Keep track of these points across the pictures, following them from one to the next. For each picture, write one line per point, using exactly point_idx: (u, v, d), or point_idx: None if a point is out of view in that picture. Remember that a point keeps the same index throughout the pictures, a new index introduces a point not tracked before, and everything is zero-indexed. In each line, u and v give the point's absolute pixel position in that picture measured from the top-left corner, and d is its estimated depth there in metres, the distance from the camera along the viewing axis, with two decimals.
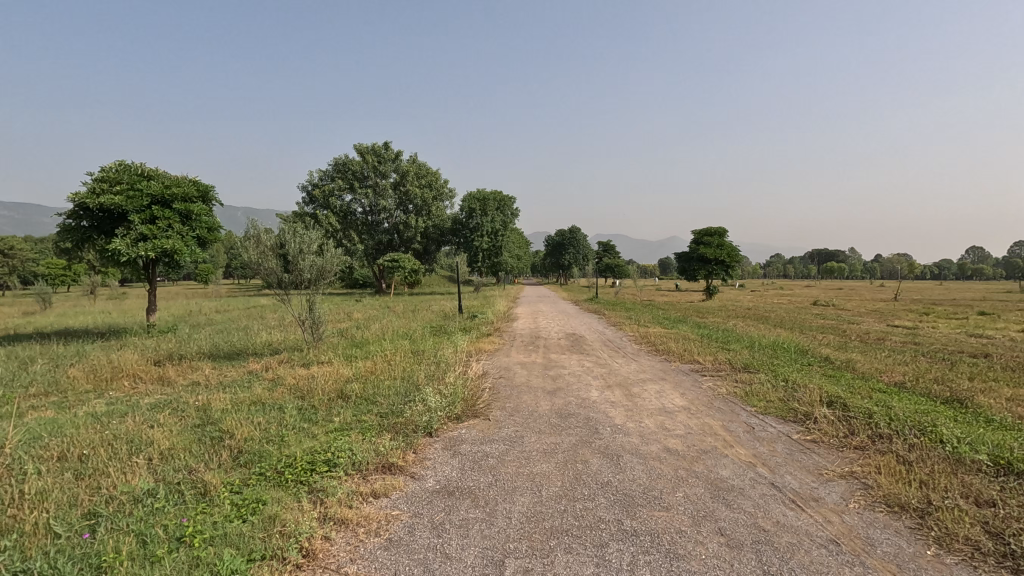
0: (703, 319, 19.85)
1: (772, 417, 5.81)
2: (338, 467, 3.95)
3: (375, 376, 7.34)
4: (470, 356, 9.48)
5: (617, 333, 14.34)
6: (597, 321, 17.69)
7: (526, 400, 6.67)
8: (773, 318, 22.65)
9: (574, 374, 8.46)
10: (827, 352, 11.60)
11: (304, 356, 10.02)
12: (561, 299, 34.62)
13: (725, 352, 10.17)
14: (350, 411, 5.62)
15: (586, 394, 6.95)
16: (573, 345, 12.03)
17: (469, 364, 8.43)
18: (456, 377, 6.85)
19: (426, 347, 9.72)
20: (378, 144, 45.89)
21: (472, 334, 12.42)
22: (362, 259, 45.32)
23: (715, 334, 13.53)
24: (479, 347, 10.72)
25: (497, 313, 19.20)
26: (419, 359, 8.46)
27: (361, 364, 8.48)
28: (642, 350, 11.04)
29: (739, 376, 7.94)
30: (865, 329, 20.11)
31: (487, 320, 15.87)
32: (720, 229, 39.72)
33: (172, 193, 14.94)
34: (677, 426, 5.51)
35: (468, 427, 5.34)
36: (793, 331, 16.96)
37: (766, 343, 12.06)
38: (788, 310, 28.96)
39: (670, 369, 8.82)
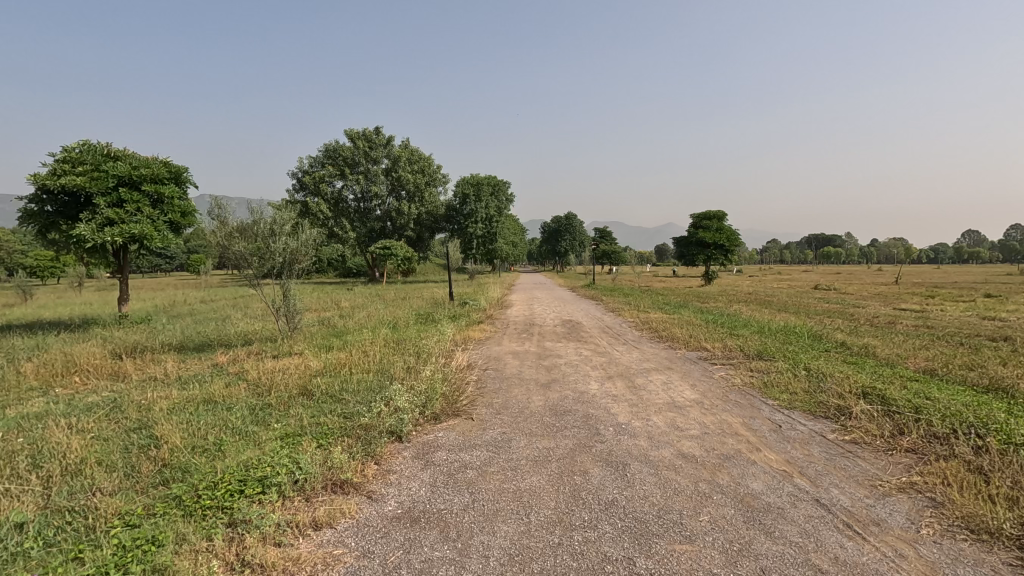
0: (704, 304, 19.12)
1: (800, 413, 5.02)
2: (275, 488, 3.14)
3: (348, 370, 6.51)
4: (458, 346, 8.68)
5: (616, 319, 13.53)
6: (595, 307, 16.92)
7: (516, 394, 5.88)
8: (776, 303, 21.95)
9: (571, 363, 7.66)
10: (841, 337, 10.88)
11: (276, 348, 9.17)
12: (557, 285, 33.87)
13: (734, 337, 9.41)
14: (309, 412, 4.80)
15: (584, 387, 6.16)
16: (570, 332, 11.26)
17: (455, 354, 7.64)
18: (436, 370, 6.03)
19: (410, 336, 8.90)
20: (368, 129, 44.65)
21: (462, 322, 11.61)
22: (354, 247, 44.30)
23: (720, 319, 12.77)
24: (467, 336, 9.92)
25: (490, 300, 18.39)
26: (399, 350, 7.64)
27: (336, 355, 7.66)
28: (643, 337, 10.28)
29: (753, 364, 7.18)
30: (871, 312, 19.42)
31: (479, 307, 15.08)
32: (719, 213, 38.95)
33: (141, 174, 14.00)
34: (691, 425, 4.72)
35: (446, 430, 4.53)
36: (800, 316, 16.24)
37: (776, 327, 11.31)
38: (790, 295, 28.25)
39: (676, 357, 8.04)
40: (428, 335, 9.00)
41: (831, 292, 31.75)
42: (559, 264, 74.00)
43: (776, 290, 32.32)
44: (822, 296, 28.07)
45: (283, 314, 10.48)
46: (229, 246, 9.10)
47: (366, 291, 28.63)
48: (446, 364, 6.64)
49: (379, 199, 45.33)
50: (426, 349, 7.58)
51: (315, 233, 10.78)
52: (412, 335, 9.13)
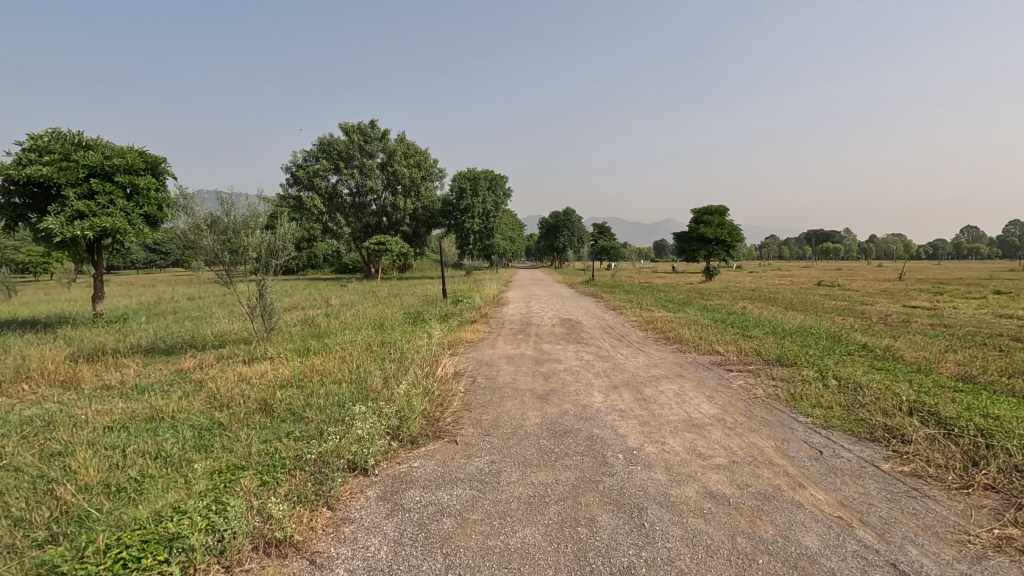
0: (708, 301, 18.39)
1: (841, 435, 4.28)
2: (184, 556, 2.37)
3: (319, 380, 5.74)
4: (447, 350, 7.92)
5: (618, 318, 12.79)
6: (595, 305, 16.16)
7: (508, 409, 5.12)
8: (781, 300, 21.22)
9: (571, 370, 6.90)
10: (859, 338, 10.15)
11: (249, 352, 8.38)
12: (556, 282, 33.14)
13: (747, 339, 8.67)
14: (262, 436, 4.04)
15: (587, 400, 5.41)
16: (569, 333, 10.49)
17: (443, 359, 6.87)
18: (418, 382, 5.27)
19: (395, 338, 8.13)
20: (364, 123, 43.73)
21: (453, 322, 10.84)
22: (349, 243, 43.39)
23: (729, 318, 12.06)
24: (459, 338, 9.15)
25: (485, 297, 17.60)
26: (380, 355, 6.87)
27: (310, 361, 6.89)
28: (648, 338, 9.53)
29: (774, 371, 6.44)
30: (880, 309, 18.75)
31: (473, 306, 14.33)
32: (720, 208, 38.25)
33: (113, 164, 13.14)
34: (715, 452, 3.97)
35: (423, 460, 3.77)
36: (810, 314, 15.51)
37: (790, 327, 10.59)
38: (794, 291, 27.54)
39: (687, 362, 7.29)
40: (416, 337, 8.25)
41: (834, 288, 30.92)
42: (557, 261, 73.20)
43: (778, 287, 31.60)
44: (827, 292, 27.39)
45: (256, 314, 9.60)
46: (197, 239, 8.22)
47: (358, 288, 27.82)
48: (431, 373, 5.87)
49: (374, 194, 44.45)
50: (412, 355, 6.80)
51: (294, 225, 9.94)
52: (398, 338, 8.35)
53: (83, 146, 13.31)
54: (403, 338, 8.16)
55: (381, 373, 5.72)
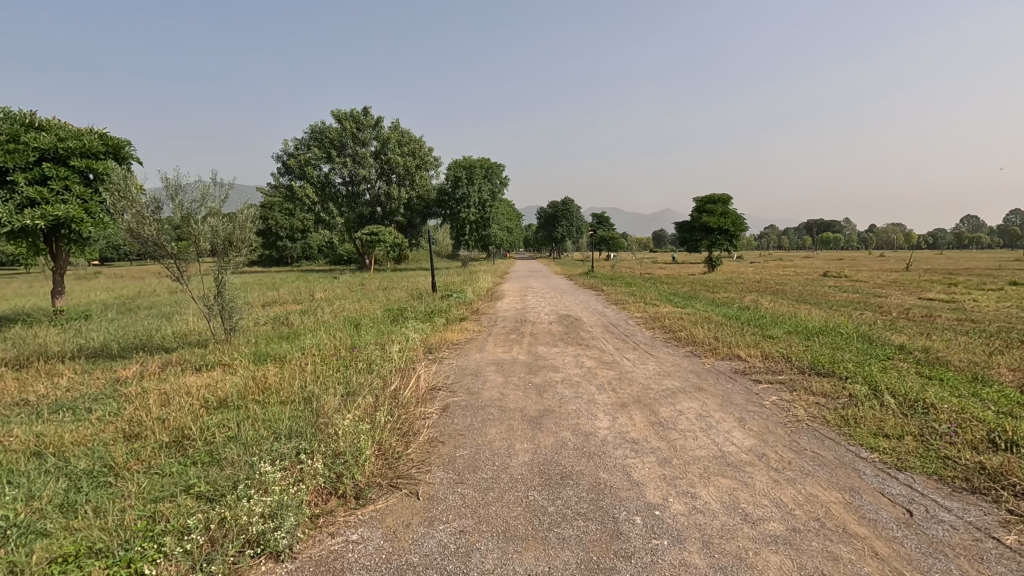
0: (715, 295, 17.33)
1: (926, 482, 3.25)
2: None
3: (261, 401, 4.67)
4: (426, 356, 6.86)
5: (621, 314, 11.72)
6: (596, 299, 15.09)
7: (491, 440, 4.06)
8: (790, 293, 20.18)
9: (570, 381, 5.83)
10: (890, 337, 9.12)
11: (201, 358, 7.30)
12: (554, 274, 32.05)
13: (769, 341, 7.63)
14: (155, 492, 2.99)
15: (589, 425, 4.36)
16: (568, 332, 9.42)
17: (418, 369, 5.81)
18: (379, 407, 4.21)
19: (367, 342, 7.06)
20: (356, 110, 42.43)
21: (439, 320, 9.75)
22: (342, 234, 42.12)
23: (742, 314, 11.02)
24: (443, 340, 8.08)
25: (478, 291, 16.52)
26: (343, 365, 5.79)
27: (262, 372, 5.81)
28: (655, 339, 8.47)
29: (812, 384, 5.40)
30: (896, 302, 17.73)
31: (463, 301, 13.26)
32: (724, 196, 37.17)
33: (69, 147, 12.00)
34: (766, 513, 2.92)
35: (366, 532, 2.73)
36: (826, 309, 14.48)
37: (812, 326, 9.56)
38: (802, 283, 26.52)
39: (705, 371, 6.25)
40: (390, 341, 7.18)
41: (842, 279, 29.84)
42: (556, 251, 72.04)
43: (784, 278, 30.47)
44: (835, 284, 26.37)
45: (211, 313, 8.44)
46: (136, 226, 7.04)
47: (349, 281, 26.67)
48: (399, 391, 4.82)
49: (367, 183, 43.20)
50: (381, 365, 5.74)
51: (258, 213, 8.75)
52: (369, 340, 7.27)
53: (36, 128, 12.15)
54: (375, 341, 7.10)
55: (337, 392, 4.66)
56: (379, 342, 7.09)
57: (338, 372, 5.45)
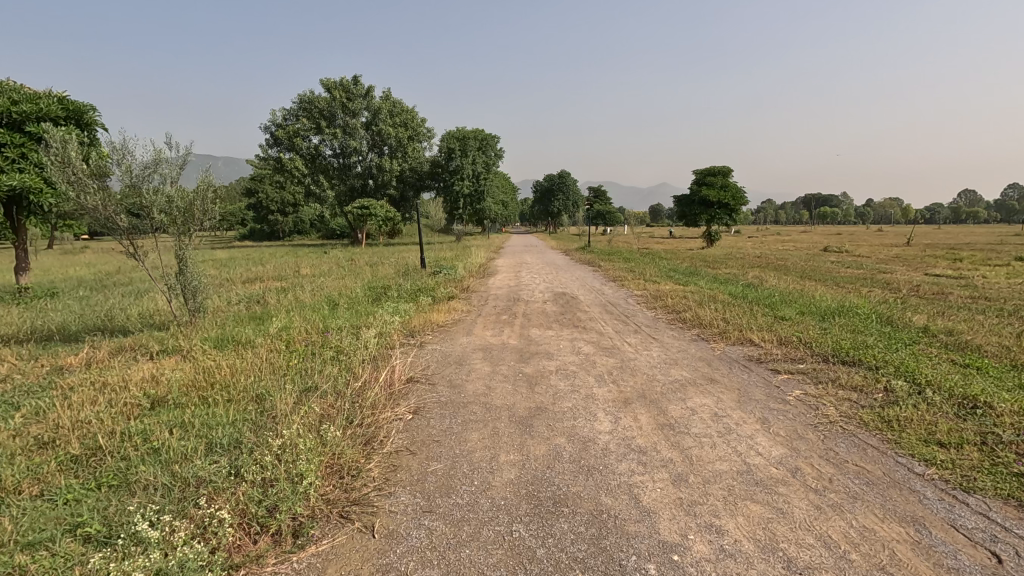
0: (716, 271, 16.71)
1: (1005, 509, 2.62)
2: None
3: (205, 400, 3.99)
4: (407, 342, 6.20)
5: (619, 292, 11.08)
6: (593, 276, 14.43)
7: (471, 448, 3.42)
8: (793, 269, 19.61)
9: (565, 371, 5.20)
10: (908, 317, 8.54)
11: (158, 343, 6.60)
12: (550, 249, 31.38)
13: (783, 324, 7.01)
14: (32, 532, 2.32)
15: (588, 429, 3.71)
16: (563, 312, 8.78)
17: (394, 358, 5.15)
18: (339, 412, 3.55)
19: (341, 325, 6.40)
20: (346, 78, 40.91)
21: (425, 299, 9.08)
22: (333, 207, 41.05)
23: (749, 292, 10.41)
24: (427, 322, 7.43)
25: (470, 267, 15.84)
26: (309, 354, 5.13)
27: (217, 361, 5.13)
28: (657, 321, 7.84)
29: (839, 376, 4.77)
30: (903, 279, 17.20)
31: (454, 278, 12.58)
32: (724, 169, 36.34)
33: (24, 111, 11.07)
34: (814, 556, 2.29)
35: None
36: (833, 286, 13.89)
37: (824, 305, 8.96)
38: (803, 258, 25.98)
39: (715, 359, 5.62)
40: (366, 324, 6.50)
41: (844, 255, 29.27)
42: (552, 226, 71.16)
43: (785, 253, 29.89)
44: (837, 259, 25.85)
45: (172, 291, 7.68)
46: (75, 194, 6.23)
47: (339, 256, 25.89)
48: (367, 388, 4.16)
49: (358, 155, 41.95)
50: (351, 354, 5.07)
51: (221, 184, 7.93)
52: (343, 324, 6.59)
53: None
54: (349, 325, 6.42)
55: (294, 390, 3.99)
56: (354, 326, 6.42)
57: (300, 363, 4.77)
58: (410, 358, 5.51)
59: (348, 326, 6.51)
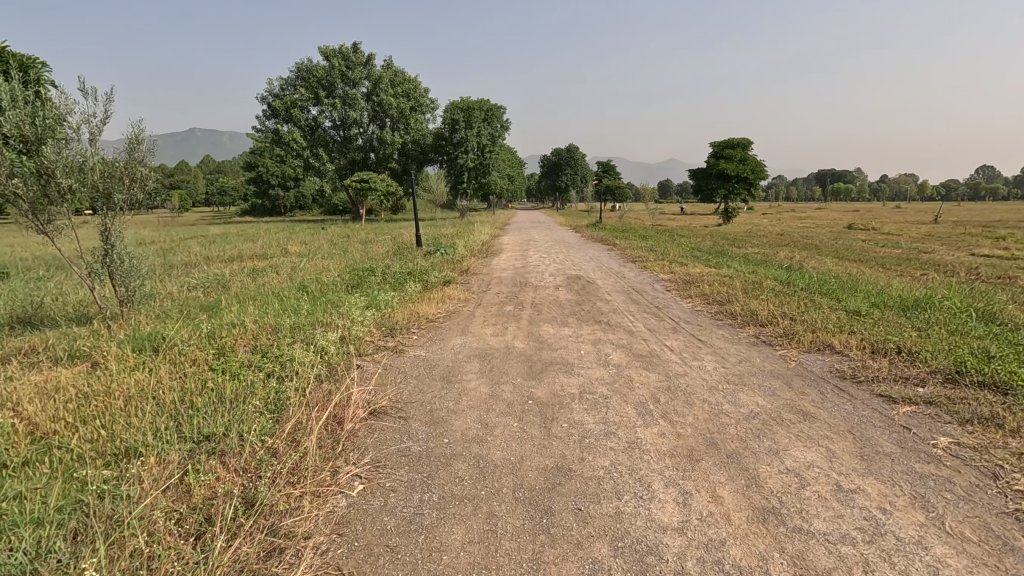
0: (743, 251, 15.09)
1: None
2: None
3: (41, 461, 2.57)
4: (380, 351, 4.76)
5: (643, 277, 9.54)
6: (609, 256, 12.91)
7: (449, 570, 1.98)
8: (824, 248, 17.94)
9: (591, 396, 3.74)
10: (1002, 308, 6.98)
11: (68, 346, 5.17)
12: (559, 226, 29.74)
13: (863, 321, 5.48)
14: None
15: (644, 523, 2.26)
16: (580, 301, 7.30)
17: (354, 380, 3.71)
18: (230, 507, 2.14)
19: (298, 326, 4.97)
20: (345, 46, 38.90)
21: (414, 285, 7.60)
22: (332, 181, 39.39)
23: (796, 278, 8.86)
24: (412, 318, 5.97)
25: (472, 246, 14.29)
26: (236, 375, 3.68)
27: (108, 381, 3.70)
28: (697, 315, 6.34)
29: (996, 411, 3.27)
30: (951, 259, 15.51)
31: (453, 258, 11.08)
32: (744, 141, 34.34)
33: None
34: None
35: None
36: (881, 268, 12.29)
37: (895, 295, 7.41)
38: (830, 236, 24.23)
39: (794, 377, 4.12)
40: (330, 325, 5.04)
41: (874, 232, 27.42)
42: (559, 201, 69.15)
43: (809, 231, 28.04)
44: (866, 237, 24.10)
45: (93, 277, 6.09)
46: None
47: (334, 232, 24.37)
48: (295, 450, 2.72)
49: (358, 126, 40.06)
50: (292, 379, 3.61)
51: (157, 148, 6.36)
52: (301, 323, 5.14)
53: None
54: (306, 326, 4.97)
55: (174, 458, 2.54)
56: (312, 328, 4.96)
57: (212, 394, 3.31)
58: (380, 378, 4.06)
59: (307, 326, 5.05)
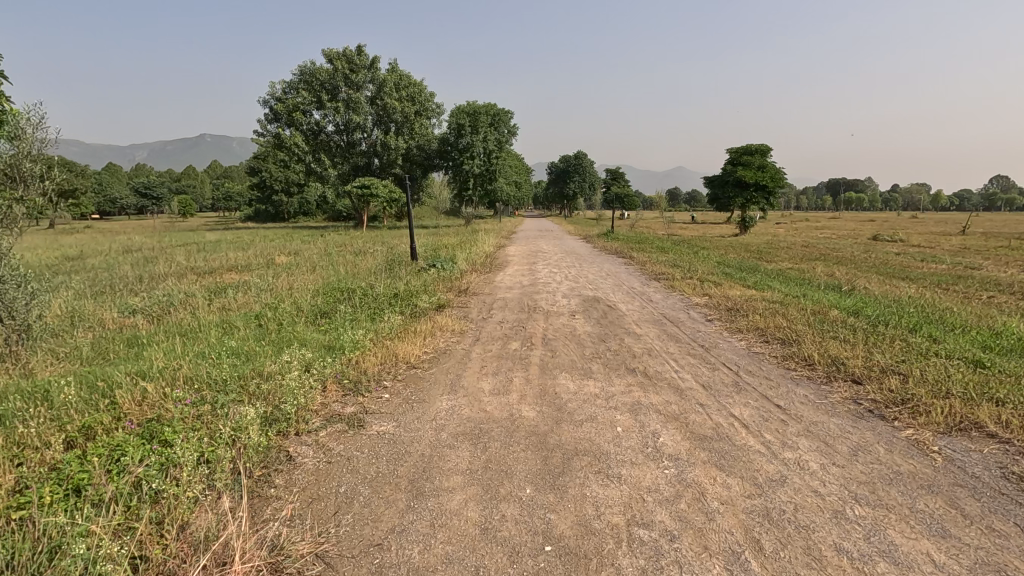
0: (776, 266, 13.57)
1: None
2: None
3: None
4: (331, 431, 3.34)
5: (673, 301, 8.07)
6: (629, 272, 11.46)
7: None
8: (860, 262, 16.38)
9: (650, 538, 2.28)
10: None
11: None
12: (570, 234, 28.32)
13: (1003, 380, 3.98)
14: None
15: None
16: (603, 336, 5.84)
17: (259, 516, 2.29)
18: None
19: (218, 392, 3.54)
20: (349, 48, 37.80)
21: (398, 315, 6.17)
22: (335, 187, 38.20)
23: (861, 304, 7.36)
24: (386, 370, 4.53)
25: (474, 259, 12.84)
26: (67, 505, 2.25)
27: None
28: (760, 363, 4.85)
29: None
30: (1008, 276, 13.89)
31: (452, 275, 9.65)
32: (762, 147, 32.89)
33: None
34: None
35: None
36: (940, 288, 10.75)
37: (1001, 332, 5.90)
38: (858, 249, 22.63)
39: (958, 491, 2.64)
40: (265, 391, 3.59)
41: (902, 244, 25.88)
42: (567, 208, 67.77)
43: (834, 243, 26.54)
44: (898, 249, 22.49)
45: None
46: None
47: (331, 241, 23.04)
48: None
49: (362, 131, 38.83)
50: (140, 535, 2.15)
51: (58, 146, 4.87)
52: (227, 385, 3.69)
53: None
54: (231, 390, 3.53)
55: None
56: (239, 394, 3.52)
57: None
58: (315, 497, 2.60)
59: (233, 390, 3.60)
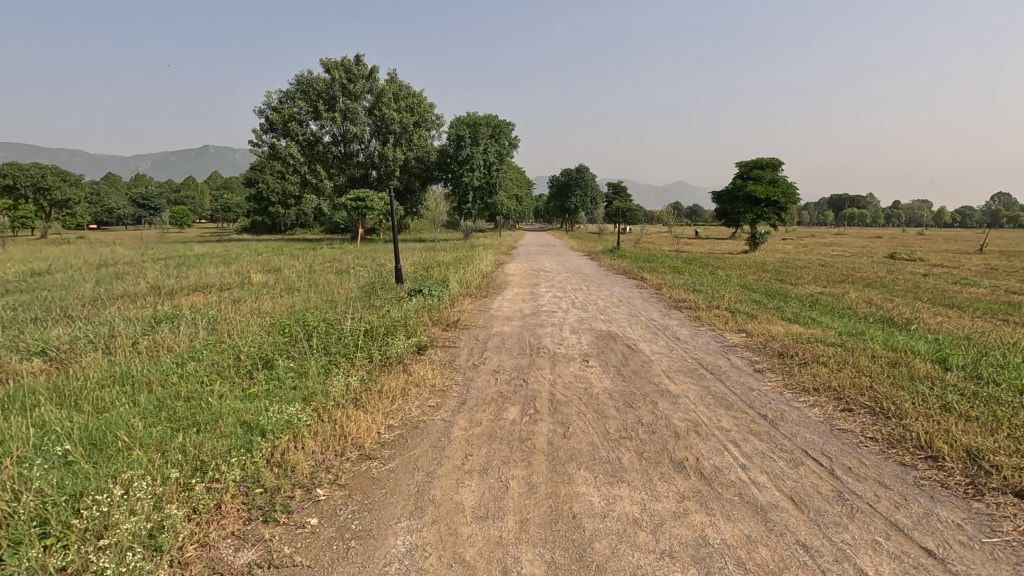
0: (806, 291, 12.20)
1: None
2: None
3: None
4: None
5: (706, 340, 6.69)
6: (644, 298, 10.10)
7: None
8: (891, 285, 15.04)
9: None
10: None
11: None
12: (573, 250, 27.03)
13: None
14: None
15: None
16: (630, 399, 4.44)
17: None
18: None
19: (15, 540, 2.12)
20: (347, 57, 36.75)
21: (363, 367, 4.79)
22: (330, 199, 36.92)
23: (940, 348, 5.98)
24: (325, 468, 3.12)
25: (469, 280, 11.49)
26: None
27: None
28: (858, 453, 3.43)
29: None
30: None
31: (442, 303, 8.27)
32: (773, 161, 31.79)
33: None
34: None
35: None
36: (1002, 320, 9.39)
37: None
38: (881, 269, 21.26)
39: None
40: (91, 545, 2.16)
41: (924, 264, 24.53)
42: (568, 222, 66.62)
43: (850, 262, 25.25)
44: (923, 270, 21.19)
45: None
46: None
47: (320, 256, 21.68)
48: None
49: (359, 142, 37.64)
50: None
51: None
52: (41, 524, 2.27)
53: None
54: (32, 543, 2.10)
55: None
56: (41, 551, 2.09)
57: None
58: None
59: (44, 539, 2.19)
